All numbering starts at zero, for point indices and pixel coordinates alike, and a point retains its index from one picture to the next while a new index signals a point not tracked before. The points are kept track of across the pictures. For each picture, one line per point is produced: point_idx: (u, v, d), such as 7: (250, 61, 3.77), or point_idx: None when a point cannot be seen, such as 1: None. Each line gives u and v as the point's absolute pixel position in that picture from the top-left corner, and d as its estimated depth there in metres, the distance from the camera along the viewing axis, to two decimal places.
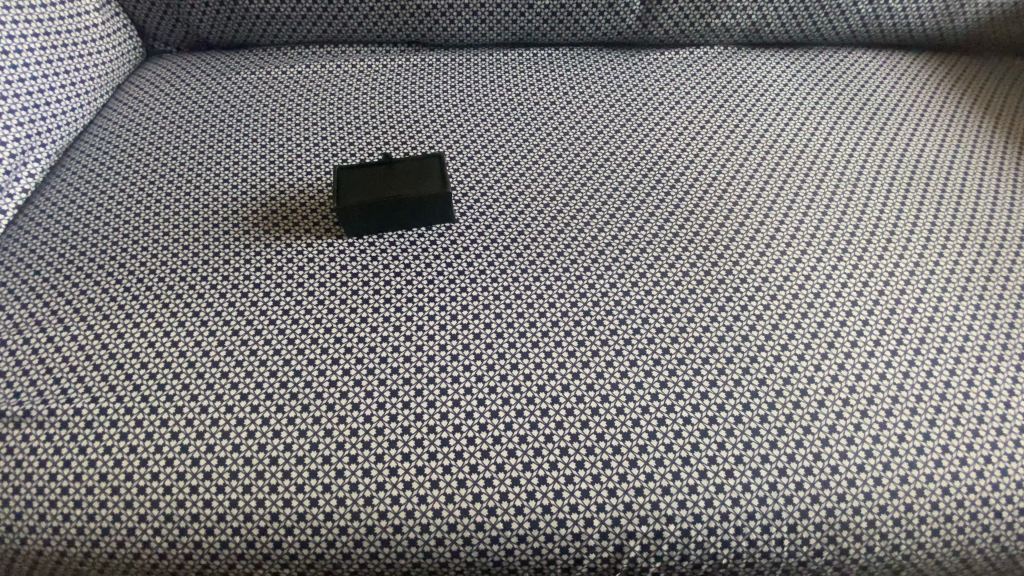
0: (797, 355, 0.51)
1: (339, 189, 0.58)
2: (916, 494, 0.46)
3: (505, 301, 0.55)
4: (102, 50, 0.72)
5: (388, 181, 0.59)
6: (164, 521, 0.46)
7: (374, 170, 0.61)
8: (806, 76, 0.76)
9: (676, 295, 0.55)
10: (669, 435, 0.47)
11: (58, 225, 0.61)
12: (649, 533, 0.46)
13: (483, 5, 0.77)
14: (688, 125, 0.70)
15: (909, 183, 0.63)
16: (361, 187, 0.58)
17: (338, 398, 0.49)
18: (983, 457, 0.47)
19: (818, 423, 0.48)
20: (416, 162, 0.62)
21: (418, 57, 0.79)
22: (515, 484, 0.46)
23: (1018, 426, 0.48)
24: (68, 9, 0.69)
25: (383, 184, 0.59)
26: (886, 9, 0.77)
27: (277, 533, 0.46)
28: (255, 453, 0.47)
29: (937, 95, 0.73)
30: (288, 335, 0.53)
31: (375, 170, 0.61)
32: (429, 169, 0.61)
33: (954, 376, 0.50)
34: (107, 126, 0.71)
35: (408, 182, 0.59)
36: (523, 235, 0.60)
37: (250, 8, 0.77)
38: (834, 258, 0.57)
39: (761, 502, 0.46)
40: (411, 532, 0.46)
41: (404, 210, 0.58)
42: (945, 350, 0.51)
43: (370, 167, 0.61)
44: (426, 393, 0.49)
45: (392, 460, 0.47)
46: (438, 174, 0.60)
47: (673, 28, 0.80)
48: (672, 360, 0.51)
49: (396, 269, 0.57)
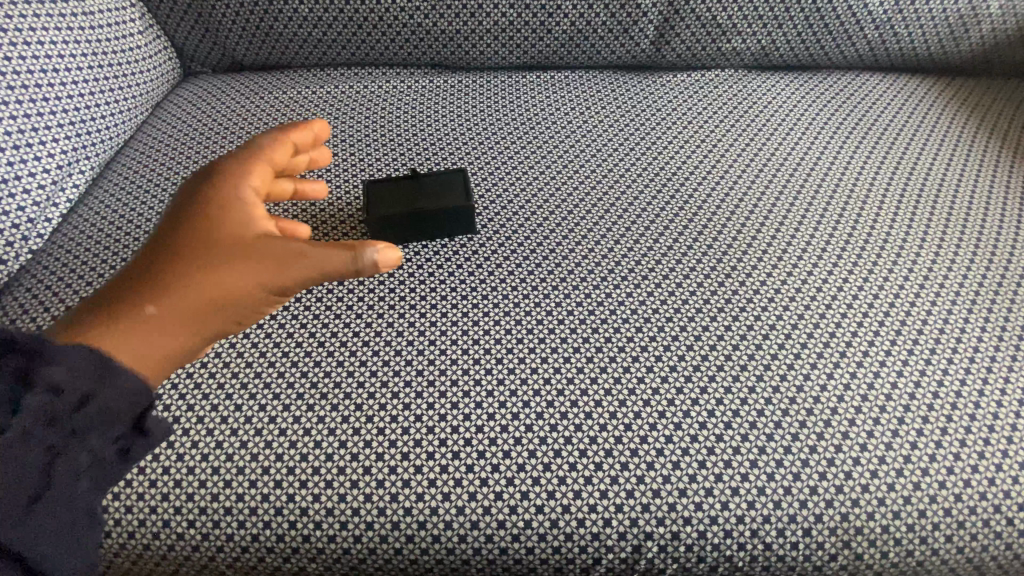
0: (809, 364, 0.53)
1: (366, 202, 0.61)
2: (929, 501, 0.47)
3: (526, 309, 0.58)
4: (144, 70, 0.77)
5: (412, 195, 0.62)
6: (198, 513, 0.49)
7: (399, 184, 0.64)
8: (815, 97, 0.79)
9: (693, 307, 0.57)
10: (686, 438, 0.50)
11: (100, 234, 0.64)
12: (666, 534, 0.48)
13: (505, 30, 0.80)
14: (700, 143, 0.73)
15: (918, 201, 0.65)
16: (389, 201, 0.61)
17: (366, 398, 0.52)
18: (993, 466, 0.48)
19: (831, 430, 0.50)
20: (441, 178, 0.65)
21: (441, 79, 0.82)
22: (535, 483, 0.49)
23: None
24: (115, 31, 0.73)
25: (405, 199, 0.61)
26: (893, 34, 0.80)
27: (306, 527, 0.49)
28: (287, 449, 0.50)
29: (945, 116, 0.76)
30: (319, 338, 0.56)
31: (400, 184, 0.63)
32: (453, 183, 0.64)
33: (963, 386, 0.51)
34: (146, 143, 0.74)
35: (434, 197, 0.61)
36: (544, 246, 0.63)
37: (283, 31, 0.81)
38: (844, 271, 0.59)
39: (776, 506, 0.47)
40: (435, 529, 0.48)
41: (429, 222, 0.61)
42: (955, 361, 0.53)
43: (395, 181, 0.64)
44: (449, 395, 0.52)
45: (418, 458, 0.50)
46: (462, 188, 0.63)
47: (685, 53, 0.84)
48: (688, 367, 0.53)
49: (422, 277, 0.60)
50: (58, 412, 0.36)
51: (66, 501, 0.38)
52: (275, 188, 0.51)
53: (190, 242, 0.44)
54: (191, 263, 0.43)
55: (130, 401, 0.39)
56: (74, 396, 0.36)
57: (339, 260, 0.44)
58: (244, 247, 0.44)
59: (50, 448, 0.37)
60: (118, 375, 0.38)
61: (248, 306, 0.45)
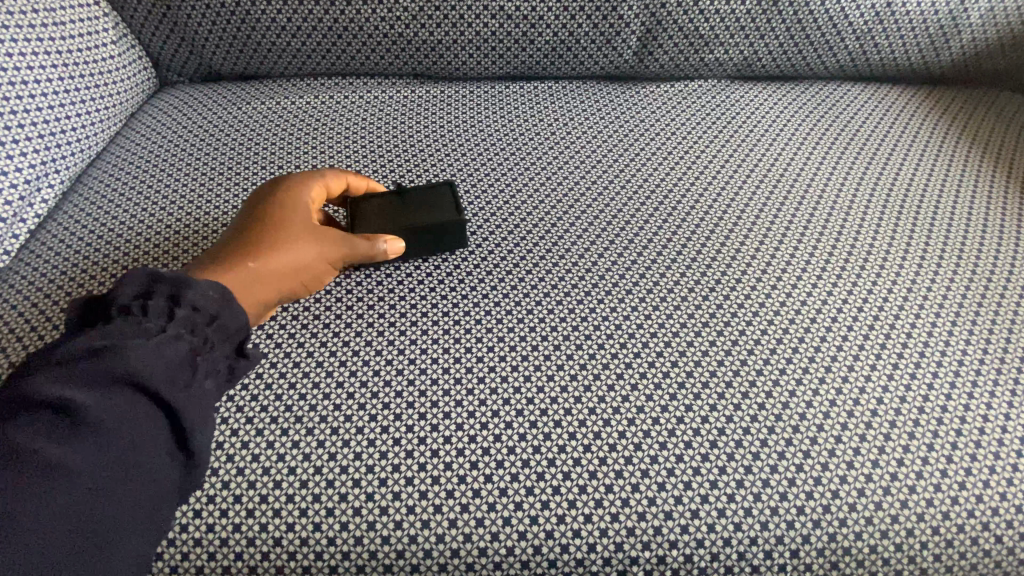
0: (796, 380, 0.54)
1: (352, 223, 0.59)
2: (901, 508, 0.49)
3: (509, 326, 0.57)
4: (117, 80, 0.75)
5: (401, 213, 0.60)
6: (166, 545, 0.48)
7: (387, 201, 0.61)
8: (798, 107, 0.79)
9: (675, 322, 0.57)
10: (671, 459, 0.50)
11: (68, 250, 0.62)
12: (653, 559, 0.48)
13: (487, 40, 0.80)
14: (684, 154, 0.73)
15: (901, 213, 0.66)
16: (377, 220, 0.59)
17: (342, 422, 0.51)
18: (964, 470, 0.50)
19: (816, 448, 0.50)
20: (431, 191, 0.62)
21: (422, 89, 0.81)
22: (517, 509, 0.48)
23: (1008, 452, 0.50)
24: (87, 40, 0.71)
25: (396, 213, 0.60)
26: (874, 45, 0.81)
27: (280, 558, 0.47)
28: (259, 476, 0.49)
29: (926, 126, 0.76)
30: (294, 358, 0.54)
31: (387, 200, 0.61)
32: (443, 198, 0.62)
33: (944, 399, 0.53)
34: (118, 155, 0.72)
35: (425, 213, 0.59)
36: (527, 260, 0.62)
37: (261, 41, 0.80)
38: (826, 287, 0.60)
39: (764, 528, 0.48)
40: (415, 557, 0.47)
41: (420, 241, 0.60)
42: (936, 374, 0.54)
43: (381, 197, 0.62)
44: (429, 417, 0.51)
45: (397, 484, 0.49)
46: (452, 203, 0.61)
47: (668, 63, 0.84)
48: (673, 385, 0.54)
49: (401, 293, 0.59)
50: (194, 324, 0.42)
51: (205, 400, 0.40)
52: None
53: (261, 223, 0.53)
54: (263, 236, 0.52)
55: (238, 326, 0.45)
56: (202, 313, 0.42)
57: (370, 243, 0.55)
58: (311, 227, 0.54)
59: (194, 350, 0.41)
60: (231, 302, 0.44)
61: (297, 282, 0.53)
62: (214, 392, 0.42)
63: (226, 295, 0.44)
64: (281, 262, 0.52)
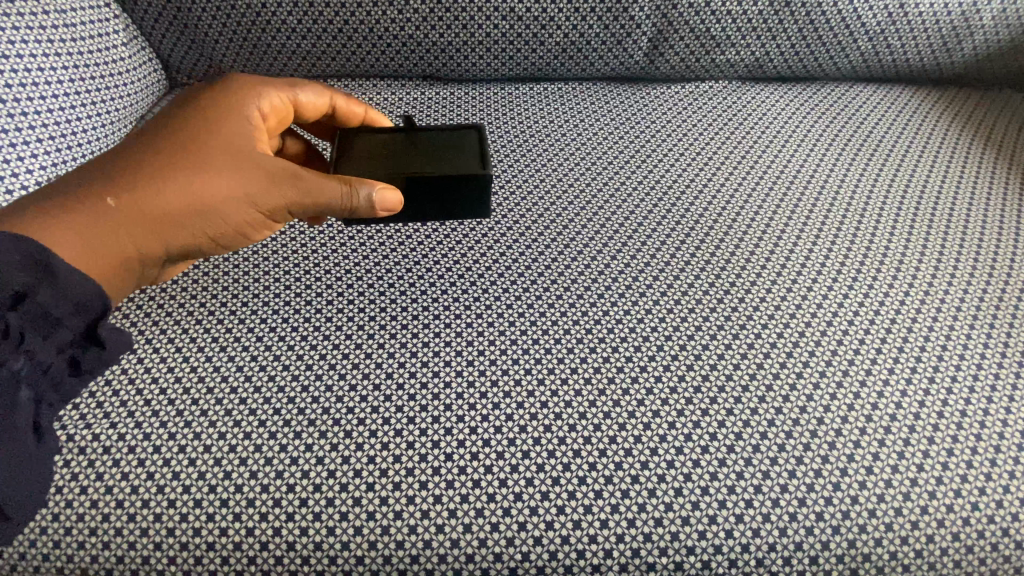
0: (813, 384, 0.54)
1: (364, 163, 0.56)
2: (920, 512, 0.49)
3: (522, 329, 0.58)
4: (129, 82, 0.75)
5: (420, 159, 0.56)
6: (179, 549, 0.47)
7: (405, 146, 0.58)
8: (811, 109, 0.79)
9: (689, 326, 0.58)
10: (687, 463, 0.50)
11: None
12: (669, 565, 0.48)
13: (496, 41, 0.79)
14: (697, 157, 0.72)
15: (914, 219, 0.66)
16: (394, 164, 0.56)
17: (356, 424, 0.51)
18: (983, 475, 0.50)
19: (834, 454, 0.51)
20: (455, 140, 0.59)
21: (432, 91, 0.82)
22: (533, 513, 0.48)
23: (1014, 456, 0.51)
24: (98, 42, 0.71)
25: (414, 158, 0.56)
26: (887, 46, 0.80)
27: (293, 562, 0.47)
28: (273, 480, 0.49)
29: (939, 128, 0.76)
30: (305, 360, 0.55)
31: (401, 143, 0.59)
32: (467, 147, 0.58)
33: (948, 406, 0.53)
34: None
35: (448, 162, 0.56)
36: (537, 262, 0.63)
37: (271, 42, 0.80)
38: (838, 293, 0.60)
39: (782, 534, 0.48)
40: (429, 562, 0.47)
41: (439, 191, 0.57)
42: (942, 377, 0.54)
43: (399, 142, 0.59)
44: (443, 420, 0.52)
45: (410, 488, 0.49)
46: (477, 153, 0.57)
47: (678, 64, 0.83)
48: (689, 388, 0.54)
49: (415, 296, 0.60)
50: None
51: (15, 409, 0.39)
52: (286, 122, 0.57)
53: (187, 140, 0.48)
54: (177, 157, 0.47)
55: (73, 305, 0.40)
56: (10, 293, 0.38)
57: (338, 191, 0.49)
58: (241, 158, 0.49)
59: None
60: (54, 282, 0.39)
61: (230, 217, 0.49)
62: (27, 393, 0.40)
63: (47, 272, 0.39)
64: (189, 194, 0.47)
